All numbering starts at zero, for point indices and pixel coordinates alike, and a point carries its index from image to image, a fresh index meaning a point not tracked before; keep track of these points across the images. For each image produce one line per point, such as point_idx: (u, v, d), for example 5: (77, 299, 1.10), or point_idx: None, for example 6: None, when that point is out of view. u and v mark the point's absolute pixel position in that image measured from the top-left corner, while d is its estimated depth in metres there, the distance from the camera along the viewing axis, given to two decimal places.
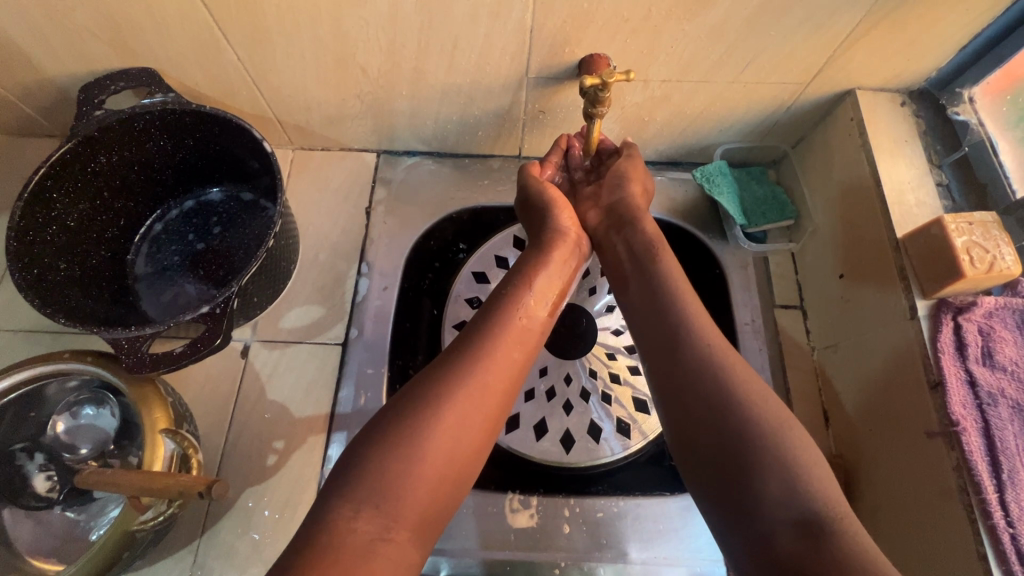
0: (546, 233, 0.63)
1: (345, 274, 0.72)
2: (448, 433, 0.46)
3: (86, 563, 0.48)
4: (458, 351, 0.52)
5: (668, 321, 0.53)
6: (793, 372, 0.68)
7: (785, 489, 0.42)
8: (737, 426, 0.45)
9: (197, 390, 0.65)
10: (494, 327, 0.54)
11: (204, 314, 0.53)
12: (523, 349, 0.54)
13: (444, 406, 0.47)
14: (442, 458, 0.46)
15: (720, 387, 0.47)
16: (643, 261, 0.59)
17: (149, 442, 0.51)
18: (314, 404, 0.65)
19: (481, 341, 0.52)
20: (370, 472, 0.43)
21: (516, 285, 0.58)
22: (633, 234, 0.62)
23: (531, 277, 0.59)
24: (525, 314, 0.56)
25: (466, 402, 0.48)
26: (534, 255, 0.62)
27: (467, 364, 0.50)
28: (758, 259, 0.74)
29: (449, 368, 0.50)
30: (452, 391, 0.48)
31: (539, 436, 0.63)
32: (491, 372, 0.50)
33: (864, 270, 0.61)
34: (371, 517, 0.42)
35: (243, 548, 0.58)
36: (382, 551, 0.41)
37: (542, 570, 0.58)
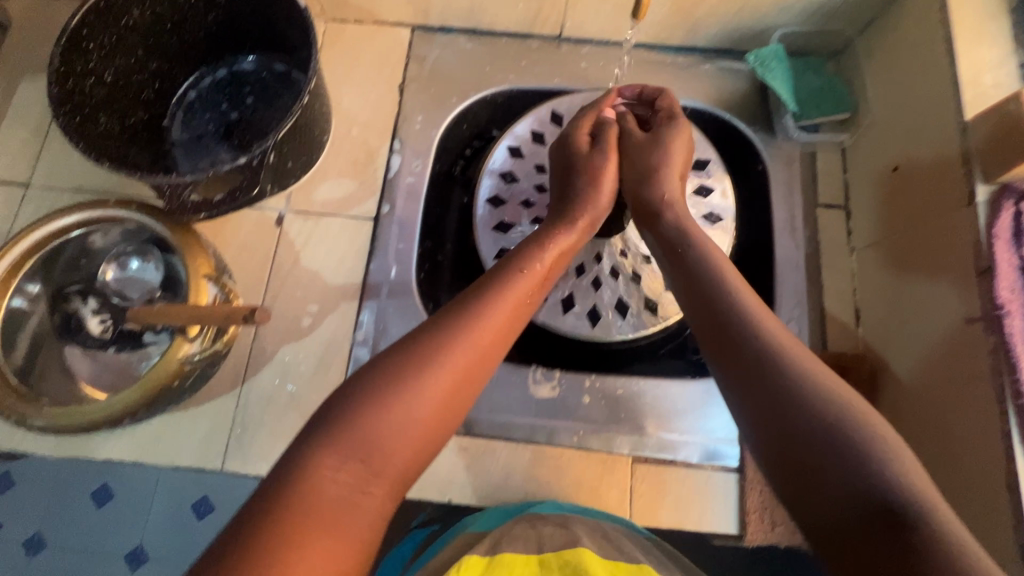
0: (564, 199, 0.57)
1: (376, 150, 0.71)
2: (448, 378, 0.41)
3: (141, 389, 0.51)
4: (467, 294, 0.47)
5: (718, 299, 0.47)
6: (828, 270, 0.67)
7: (856, 482, 0.35)
8: (783, 388, 0.40)
9: (235, 253, 0.67)
10: (509, 271, 0.49)
11: (244, 166, 0.54)
12: (522, 314, 0.48)
13: (445, 350, 0.42)
14: (438, 404, 0.41)
15: (759, 346, 0.43)
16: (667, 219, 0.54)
17: (195, 285, 0.54)
18: (346, 273, 0.66)
19: (493, 286, 0.47)
20: (355, 418, 0.39)
21: (531, 243, 0.52)
22: (664, 156, 0.58)
23: (559, 225, 0.55)
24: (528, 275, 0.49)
25: (473, 343, 0.43)
26: (546, 222, 0.55)
27: (474, 307, 0.45)
28: (805, 155, 0.71)
29: (460, 307, 0.45)
30: (459, 332, 0.43)
31: (566, 309, 0.63)
32: (479, 335, 0.43)
33: (922, 160, 0.58)
34: (351, 471, 0.37)
35: (282, 397, 0.62)
36: (358, 502, 0.37)
37: (561, 437, 0.61)
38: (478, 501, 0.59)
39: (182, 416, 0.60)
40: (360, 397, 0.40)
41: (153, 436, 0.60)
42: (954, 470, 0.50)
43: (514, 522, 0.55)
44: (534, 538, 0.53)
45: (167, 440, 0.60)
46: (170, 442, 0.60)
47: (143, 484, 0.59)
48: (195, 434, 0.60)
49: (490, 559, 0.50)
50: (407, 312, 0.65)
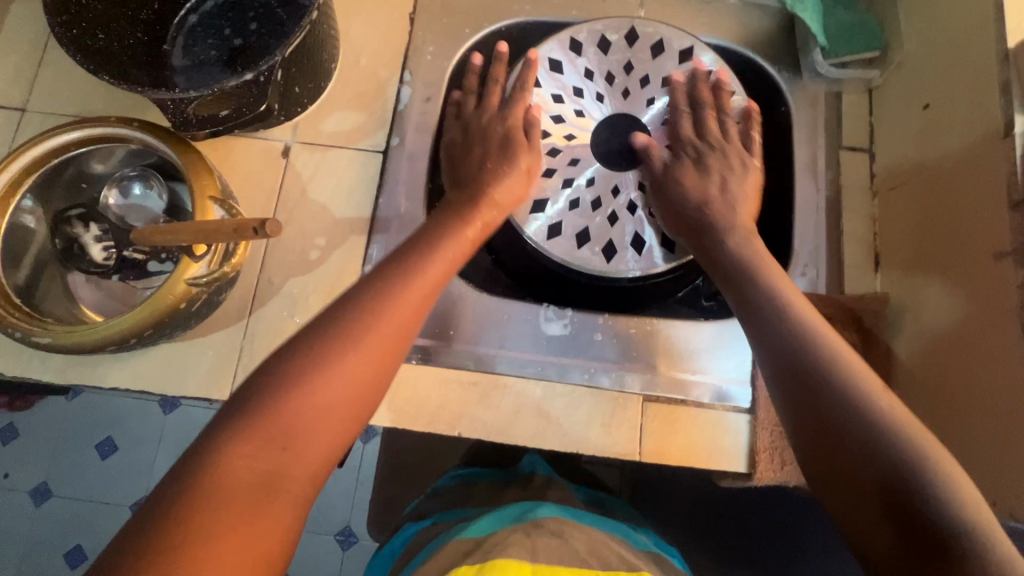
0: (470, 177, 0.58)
1: (386, 81, 0.68)
2: (358, 362, 0.40)
3: (145, 310, 0.50)
4: (371, 280, 0.45)
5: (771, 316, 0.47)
6: (849, 214, 0.65)
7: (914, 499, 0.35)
8: (833, 396, 0.41)
9: (240, 185, 0.65)
10: (416, 254, 0.47)
11: (250, 82, 0.51)
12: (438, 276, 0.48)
13: (349, 340, 0.40)
14: (348, 388, 0.39)
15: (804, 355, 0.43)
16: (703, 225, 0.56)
17: (200, 206, 0.52)
18: (355, 206, 0.64)
19: (408, 260, 0.47)
20: (261, 408, 0.37)
21: (431, 229, 0.51)
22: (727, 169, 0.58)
23: (473, 201, 0.55)
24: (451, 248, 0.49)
25: (382, 324, 0.42)
26: (460, 195, 0.56)
27: (375, 291, 0.44)
28: (831, 96, 0.68)
29: (377, 281, 0.44)
30: (360, 314, 0.42)
31: (580, 245, 0.62)
32: (392, 308, 0.43)
33: (957, 94, 0.56)
34: (251, 455, 0.36)
35: (289, 329, 0.61)
36: (276, 488, 0.36)
37: (573, 374, 0.60)
38: (487, 436, 0.59)
39: (189, 346, 0.59)
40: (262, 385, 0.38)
41: (159, 366, 0.59)
42: (973, 407, 0.50)
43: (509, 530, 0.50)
44: (527, 546, 0.47)
45: (173, 371, 0.59)
46: (177, 372, 0.59)
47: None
48: (203, 364, 0.59)
49: (483, 563, 0.44)
50: None
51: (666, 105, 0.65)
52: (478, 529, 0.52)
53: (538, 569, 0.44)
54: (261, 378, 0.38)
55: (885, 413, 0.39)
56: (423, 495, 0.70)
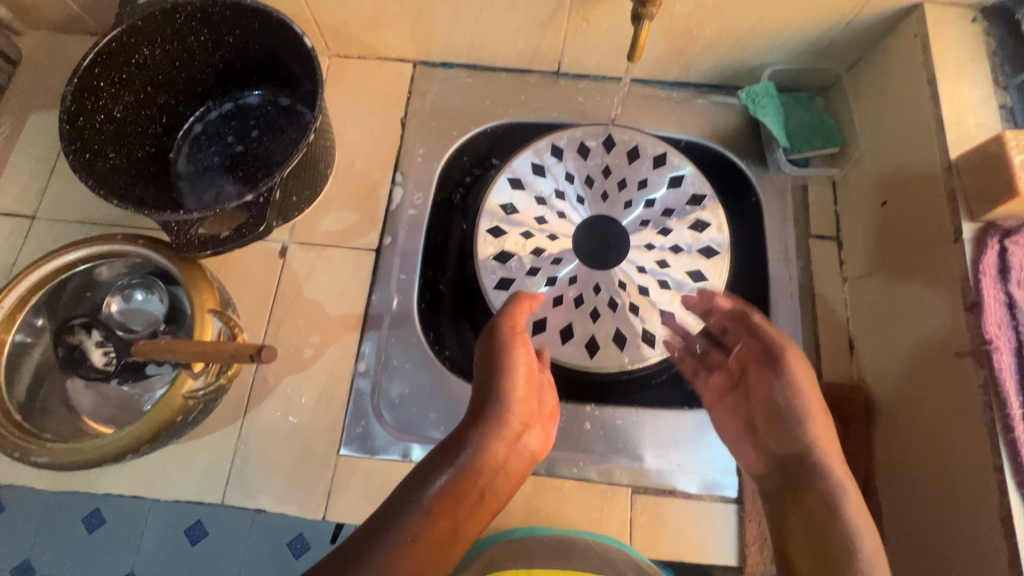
0: (496, 380, 0.54)
1: (379, 182, 0.73)
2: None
3: (146, 423, 0.51)
4: (403, 502, 0.51)
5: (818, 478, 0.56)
6: (821, 300, 0.68)
7: None
8: None
9: (238, 285, 0.67)
10: (410, 511, 0.51)
11: (249, 203, 0.55)
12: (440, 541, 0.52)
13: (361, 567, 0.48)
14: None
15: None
16: (783, 435, 0.58)
17: (199, 320, 0.54)
18: (349, 303, 0.67)
19: (390, 530, 0.50)
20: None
21: (478, 432, 0.54)
22: (788, 388, 0.57)
23: (478, 442, 0.53)
24: (448, 499, 0.52)
25: (398, 560, 0.49)
26: (477, 413, 0.55)
27: (409, 517, 0.51)
28: (797, 187, 0.73)
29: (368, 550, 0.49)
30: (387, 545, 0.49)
31: (564, 340, 0.64)
32: None
33: (908, 197, 0.60)
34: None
35: (284, 428, 0.62)
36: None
37: (561, 467, 0.61)
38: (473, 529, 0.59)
39: (184, 449, 0.60)
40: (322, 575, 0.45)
41: (154, 469, 0.60)
42: (949, 501, 0.51)
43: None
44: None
45: (167, 474, 0.60)
46: (171, 476, 0.60)
47: (144, 517, 0.60)
48: (198, 466, 0.60)
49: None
50: (407, 342, 0.66)
51: (643, 208, 0.69)
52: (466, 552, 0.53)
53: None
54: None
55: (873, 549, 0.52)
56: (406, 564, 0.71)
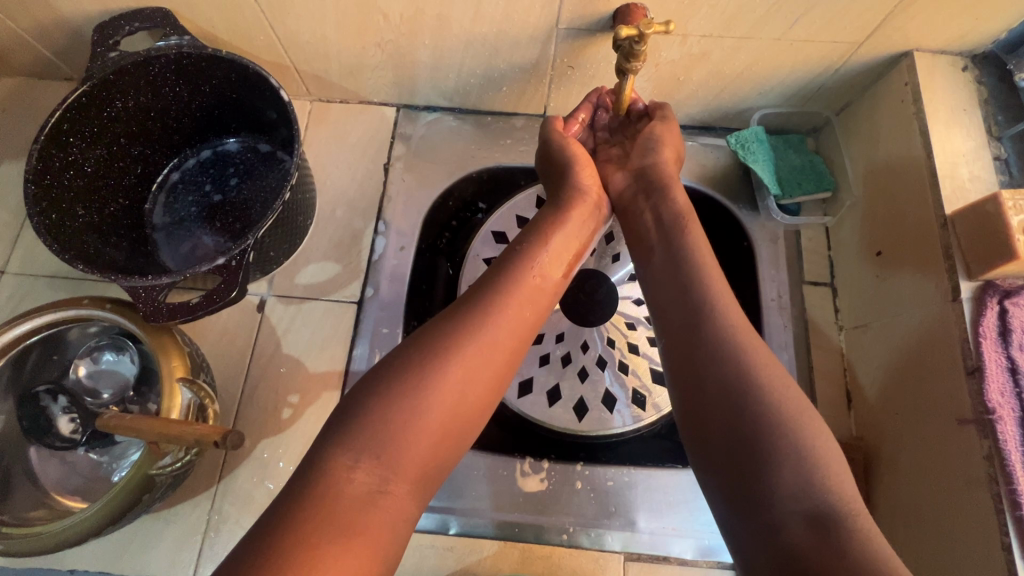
0: (522, 254, 0.52)
1: (361, 231, 0.71)
2: (454, 388, 0.43)
3: (106, 504, 0.48)
4: (459, 311, 0.47)
5: (691, 302, 0.47)
6: (817, 350, 0.66)
7: (800, 481, 0.38)
8: (763, 430, 0.40)
9: (214, 342, 0.65)
10: (436, 339, 0.45)
11: (221, 266, 0.52)
12: (498, 345, 0.46)
13: (435, 367, 0.43)
14: (443, 415, 0.42)
15: (749, 392, 0.41)
16: (671, 233, 0.54)
17: (168, 389, 0.52)
18: (329, 359, 0.65)
19: (433, 354, 0.44)
20: (370, 422, 0.40)
21: (531, 242, 0.53)
22: (662, 202, 0.56)
23: (508, 280, 0.49)
24: (494, 334, 0.46)
25: (472, 358, 0.44)
26: (503, 267, 0.51)
27: (473, 318, 0.46)
28: (789, 232, 0.71)
29: (395, 387, 0.42)
30: (457, 351, 0.44)
31: (551, 402, 0.62)
32: (406, 428, 0.41)
33: (903, 249, 0.58)
34: (370, 470, 0.39)
35: (260, 496, 0.59)
36: (379, 504, 0.38)
37: (551, 533, 0.58)
38: None
39: (154, 520, 0.57)
40: (311, 492, 0.37)
41: (122, 542, 0.57)
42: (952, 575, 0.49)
43: None
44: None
45: (136, 546, 0.57)
46: (139, 549, 0.57)
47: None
48: (168, 538, 0.57)
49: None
50: None
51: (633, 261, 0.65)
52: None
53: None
54: (336, 426, 0.41)
55: (814, 427, 0.40)
56: None
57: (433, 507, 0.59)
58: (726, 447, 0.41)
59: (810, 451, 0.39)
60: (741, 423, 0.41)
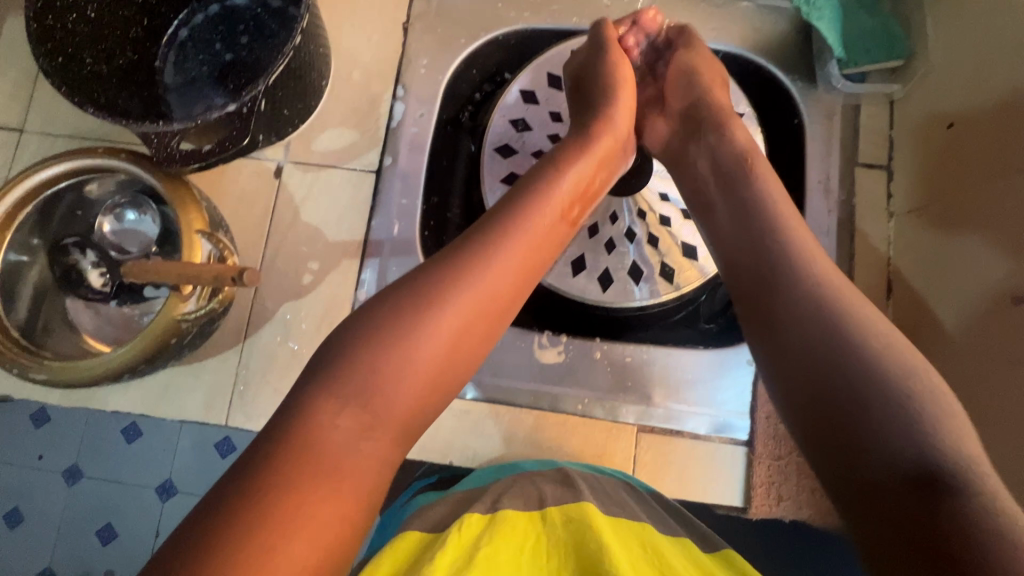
0: (538, 183, 0.44)
1: (379, 96, 0.66)
2: (444, 343, 0.37)
3: (137, 346, 0.50)
4: (458, 249, 0.40)
5: (765, 245, 0.41)
6: (862, 237, 0.62)
7: (905, 428, 0.32)
8: (861, 374, 0.34)
9: (233, 206, 0.64)
10: (430, 284, 0.38)
11: (233, 114, 0.50)
12: (499, 294, 0.39)
13: (448, 285, 0.38)
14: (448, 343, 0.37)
15: (839, 336, 0.36)
16: (734, 182, 0.46)
17: (187, 241, 0.52)
18: (348, 229, 0.64)
19: (422, 299, 0.37)
20: (354, 372, 0.35)
21: (548, 171, 0.45)
22: (720, 140, 0.49)
23: (522, 214, 0.42)
24: (495, 281, 0.39)
25: (467, 308, 0.38)
26: (514, 197, 0.43)
27: (494, 230, 0.41)
28: (848, 107, 0.64)
29: (376, 336, 0.36)
30: (476, 270, 0.39)
31: (576, 271, 0.60)
32: (386, 384, 0.35)
33: (982, 116, 0.51)
34: (354, 415, 0.35)
35: (285, 354, 0.61)
36: (364, 451, 0.35)
37: (565, 403, 0.59)
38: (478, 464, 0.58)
39: (187, 371, 0.60)
40: None
41: (159, 389, 0.60)
42: None
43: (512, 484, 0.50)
44: (530, 497, 0.48)
45: (172, 392, 0.60)
46: (174, 396, 0.60)
47: (169, 462, 0.60)
48: (200, 388, 0.60)
49: (494, 514, 0.45)
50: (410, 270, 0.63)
51: None
52: (473, 481, 0.54)
53: (549, 513, 0.46)
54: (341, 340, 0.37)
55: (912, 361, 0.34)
56: None
57: None
58: (803, 386, 0.36)
59: (909, 394, 0.33)
60: (823, 358, 0.36)
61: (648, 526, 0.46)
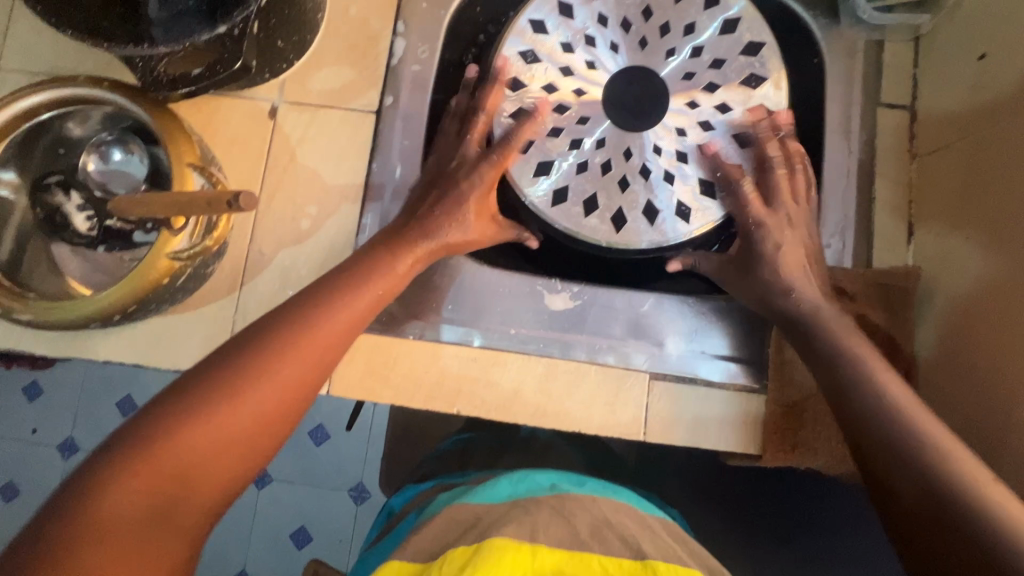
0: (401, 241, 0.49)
1: (378, 32, 0.63)
2: (224, 420, 0.39)
3: (127, 285, 0.48)
4: (277, 319, 0.44)
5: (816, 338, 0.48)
6: (882, 181, 0.59)
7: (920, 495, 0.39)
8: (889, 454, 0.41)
9: (226, 149, 0.61)
10: (239, 355, 0.41)
11: (222, 37, 0.47)
12: (304, 362, 0.43)
13: (262, 367, 0.41)
14: (250, 422, 0.40)
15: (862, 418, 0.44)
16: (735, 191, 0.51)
17: (177, 175, 0.49)
18: (348, 173, 0.61)
19: (219, 371, 0.40)
20: (147, 452, 0.37)
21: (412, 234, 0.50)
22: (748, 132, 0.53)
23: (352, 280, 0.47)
24: (300, 344, 0.43)
25: (259, 385, 0.40)
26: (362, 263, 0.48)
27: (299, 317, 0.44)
28: (871, 45, 0.61)
29: (161, 412, 0.39)
30: (285, 338, 0.42)
31: (587, 212, 0.53)
32: (167, 463, 0.37)
33: (1017, 44, 0.49)
34: (131, 491, 0.36)
35: (283, 303, 0.58)
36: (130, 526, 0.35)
37: (576, 350, 0.57)
38: (486, 412, 0.57)
39: (181, 319, 0.58)
40: None
41: (149, 340, 0.57)
42: None
43: (509, 509, 0.44)
44: (526, 522, 0.41)
45: (165, 342, 0.58)
46: (165, 347, 0.57)
47: None
48: (196, 336, 0.58)
49: (482, 544, 0.38)
50: None
51: (688, 57, 0.54)
52: (489, 494, 0.47)
53: (538, 549, 0.39)
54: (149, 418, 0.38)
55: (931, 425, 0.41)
56: (427, 458, 0.69)
57: (459, 319, 0.58)
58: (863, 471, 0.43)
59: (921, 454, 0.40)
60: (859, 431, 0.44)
61: (652, 561, 0.40)
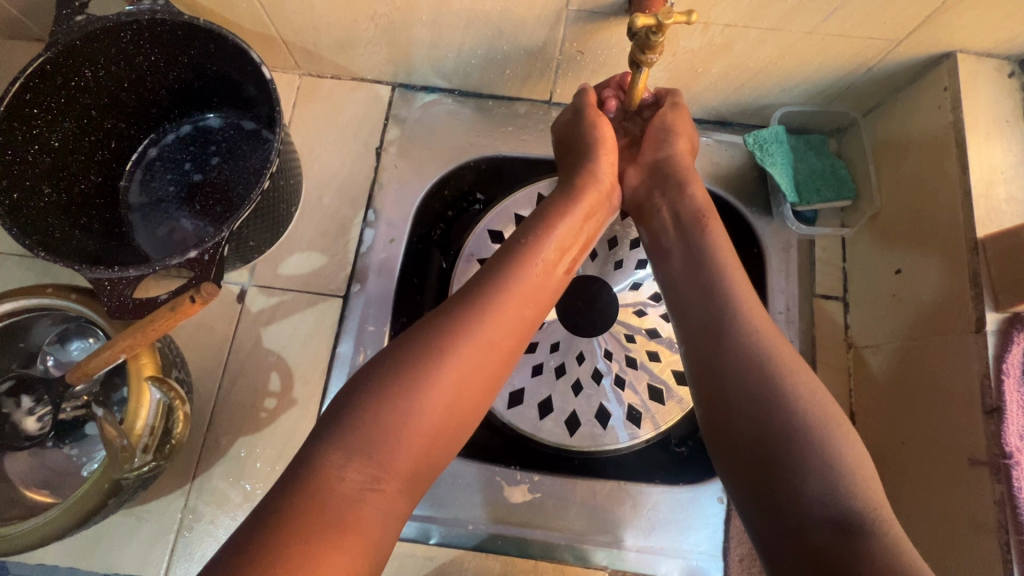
0: (515, 258, 0.49)
1: (350, 220, 0.67)
2: (446, 386, 0.42)
3: (72, 506, 0.46)
4: (436, 319, 0.45)
5: (725, 317, 0.46)
6: (823, 370, 0.62)
7: (824, 489, 0.38)
8: (781, 429, 0.41)
9: (191, 332, 0.62)
10: (455, 321, 0.44)
11: (192, 260, 0.49)
12: (508, 333, 0.46)
13: (449, 353, 0.43)
14: (450, 392, 0.42)
15: (771, 397, 0.42)
16: (689, 232, 0.53)
17: (136, 388, 0.49)
18: (311, 357, 0.62)
19: (445, 332, 0.44)
20: (386, 398, 0.40)
21: (536, 232, 0.51)
22: (678, 198, 0.55)
23: (483, 292, 0.47)
24: (504, 311, 0.46)
25: (465, 360, 0.43)
26: (489, 274, 0.48)
27: (491, 291, 0.47)
28: (803, 241, 0.66)
29: (396, 354, 0.43)
30: (479, 313, 0.45)
31: (543, 415, 0.60)
32: (427, 392, 0.41)
33: (926, 269, 0.55)
34: (362, 467, 0.38)
35: (236, 496, 0.57)
36: (367, 500, 0.38)
37: (534, 547, 0.57)
38: None
39: (126, 518, 0.56)
40: (290, 513, 0.35)
41: (93, 537, 0.55)
42: None
43: None
44: None
45: (108, 540, 0.55)
46: (109, 545, 0.55)
47: None
48: (140, 537, 0.56)
49: None
50: None
51: (636, 270, 0.63)
52: None
53: None
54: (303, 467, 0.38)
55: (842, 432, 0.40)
56: None
57: (414, 515, 0.57)
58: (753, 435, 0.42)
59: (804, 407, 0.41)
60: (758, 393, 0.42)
61: None
